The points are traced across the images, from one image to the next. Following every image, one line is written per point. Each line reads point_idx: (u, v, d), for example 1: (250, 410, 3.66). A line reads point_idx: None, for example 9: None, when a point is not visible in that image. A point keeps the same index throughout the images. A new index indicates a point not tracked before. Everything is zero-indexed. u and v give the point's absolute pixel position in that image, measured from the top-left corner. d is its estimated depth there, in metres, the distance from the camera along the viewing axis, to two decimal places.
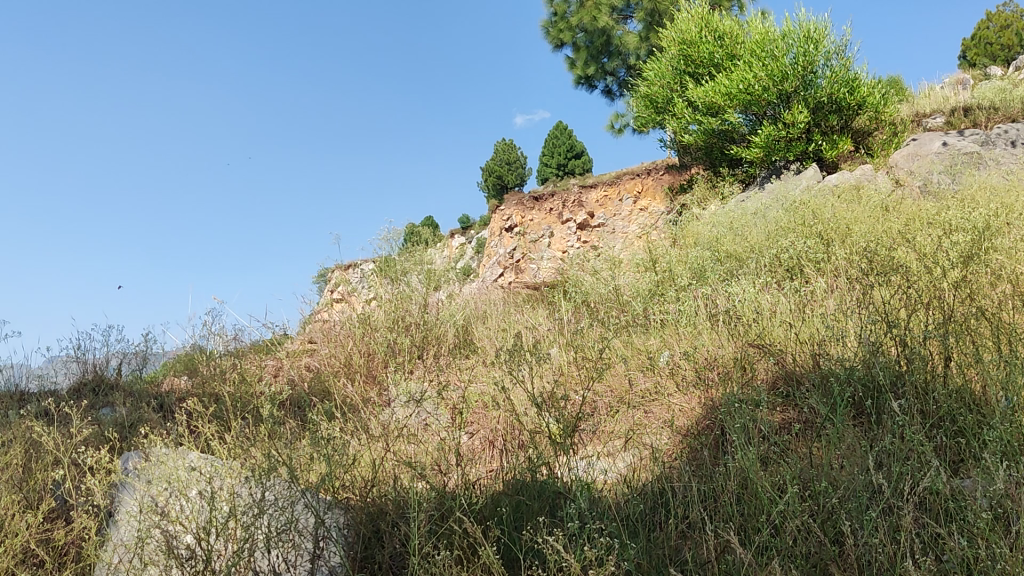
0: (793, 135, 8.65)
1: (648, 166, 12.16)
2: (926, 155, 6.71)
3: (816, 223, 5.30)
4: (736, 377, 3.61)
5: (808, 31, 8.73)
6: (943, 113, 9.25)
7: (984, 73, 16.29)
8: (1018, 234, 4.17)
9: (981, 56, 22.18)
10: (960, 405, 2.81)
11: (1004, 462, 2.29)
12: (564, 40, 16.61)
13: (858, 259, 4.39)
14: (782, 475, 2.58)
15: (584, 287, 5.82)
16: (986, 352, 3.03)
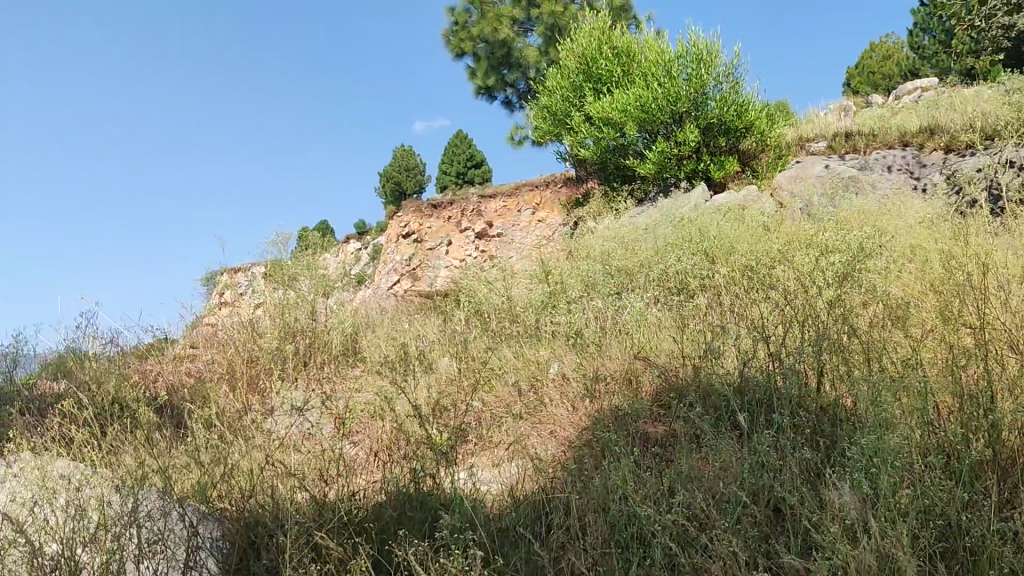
0: (684, 153, 8.87)
1: (548, 177, 12.23)
2: (808, 178, 6.94)
3: (703, 241, 5.44)
4: (622, 392, 3.66)
5: (701, 52, 9.00)
6: (826, 137, 9.60)
7: (866, 100, 17.03)
8: (890, 256, 4.36)
9: (864, 85, 23.24)
10: (830, 420, 2.92)
11: (866, 474, 2.39)
12: (465, 50, 16.66)
13: (740, 273, 4.51)
14: (659, 488, 2.63)
15: (477, 298, 5.84)
16: (856, 368, 3.14)
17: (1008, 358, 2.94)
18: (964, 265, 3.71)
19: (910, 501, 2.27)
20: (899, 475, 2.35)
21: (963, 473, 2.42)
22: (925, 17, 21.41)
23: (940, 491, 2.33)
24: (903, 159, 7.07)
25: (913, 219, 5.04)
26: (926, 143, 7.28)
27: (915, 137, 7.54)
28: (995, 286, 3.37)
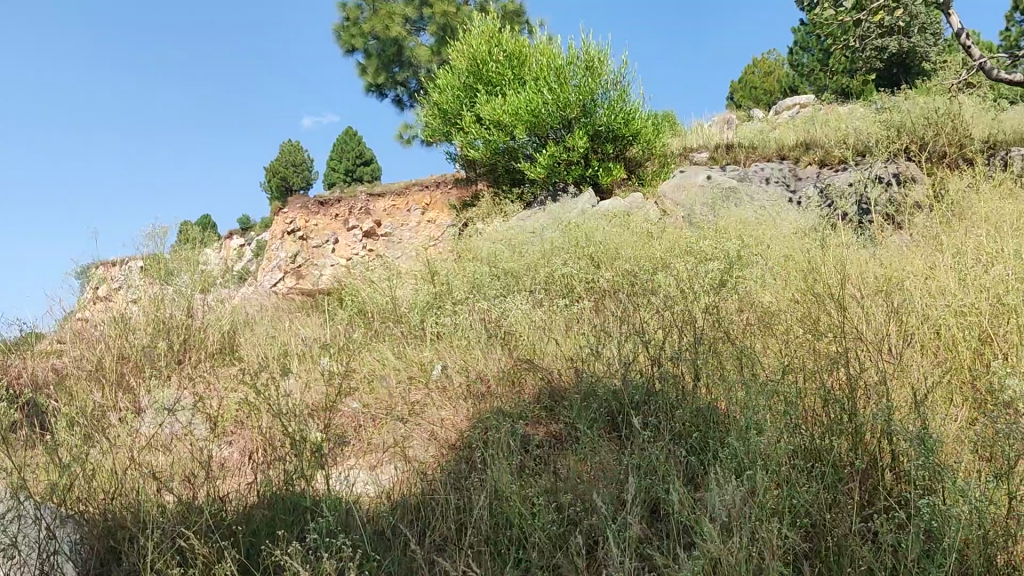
0: (573, 158, 8.96)
1: (438, 177, 12.18)
2: (691, 186, 7.07)
3: (588, 245, 5.49)
4: (504, 394, 3.65)
5: (591, 60, 9.12)
6: (709, 147, 9.82)
7: (748, 113, 17.55)
8: (766, 264, 4.49)
9: (747, 99, 24.00)
10: (704, 424, 2.98)
11: (736, 474, 2.45)
12: (356, 46, 16.45)
13: (623, 277, 4.57)
14: (537, 490, 2.64)
15: (362, 298, 5.75)
16: (731, 372, 3.21)
17: (873, 366, 3.05)
18: (834, 274, 3.84)
19: (779, 502, 2.33)
20: (766, 476, 2.42)
21: (828, 476, 2.51)
22: (805, 36, 22.26)
23: (805, 492, 2.41)
24: (780, 171, 7.29)
25: (788, 229, 5.20)
26: (802, 157, 7.54)
27: (792, 151, 7.81)
28: (862, 296, 3.49)
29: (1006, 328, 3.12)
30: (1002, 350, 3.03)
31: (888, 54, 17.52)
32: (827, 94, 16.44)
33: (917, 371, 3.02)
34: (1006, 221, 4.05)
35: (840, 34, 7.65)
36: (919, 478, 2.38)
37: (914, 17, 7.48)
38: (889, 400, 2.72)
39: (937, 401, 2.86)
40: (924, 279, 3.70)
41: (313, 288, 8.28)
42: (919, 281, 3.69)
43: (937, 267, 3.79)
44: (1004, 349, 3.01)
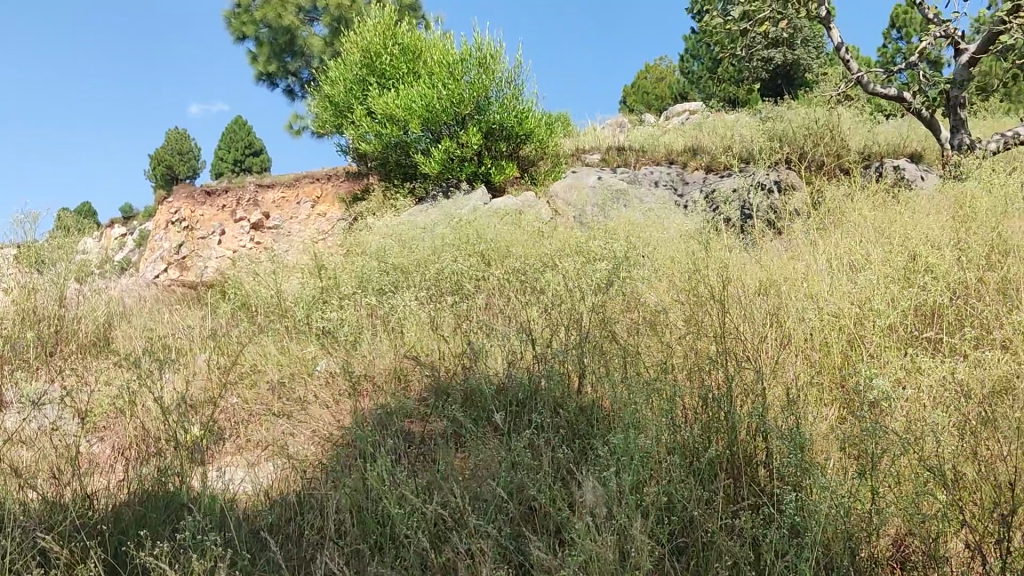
0: (466, 155, 8.95)
1: (329, 170, 11.98)
2: (582, 186, 7.09)
3: (479, 242, 5.47)
4: (389, 391, 3.62)
5: (484, 57, 9.13)
6: (600, 149, 9.95)
7: (639, 117, 17.89)
8: (652, 263, 4.56)
9: (638, 103, 24.54)
10: (586, 421, 3.02)
11: (616, 470, 2.49)
12: (246, 33, 16.06)
13: (512, 273, 4.56)
14: (415, 488, 2.62)
15: (246, 291, 5.62)
16: (614, 370, 3.24)
17: (749, 365, 3.14)
18: (715, 275, 3.93)
19: (653, 500, 2.37)
20: (641, 473, 2.46)
21: (702, 472, 2.57)
22: (695, 44, 22.82)
23: (680, 488, 2.47)
24: (667, 175, 7.42)
25: (674, 232, 5.30)
26: (689, 162, 7.71)
27: (680, 155, 7.99)
28: (741, 297, 3.58)
29: (874, 328, 3.25)
30: (870, 352, 3.15)
31: (772, 65, 18.14)
32: (714, 101, 16.91)
33: (790, 371, 3.11)
34: (876, 228, 4.22)
35: (727, 43, 7.85)
36: (787, 476, 2.46)
37: (797, 30, 7.74)
38: (764, 399, 2.80)
39: (808, 400, 2.96)
40: (799, 282, 3.83)
41: (196, 280, 8.04)
42: (794, 284, 3.82)
43: (812, 271, 3.92)
44: (872, 350, 3.13)
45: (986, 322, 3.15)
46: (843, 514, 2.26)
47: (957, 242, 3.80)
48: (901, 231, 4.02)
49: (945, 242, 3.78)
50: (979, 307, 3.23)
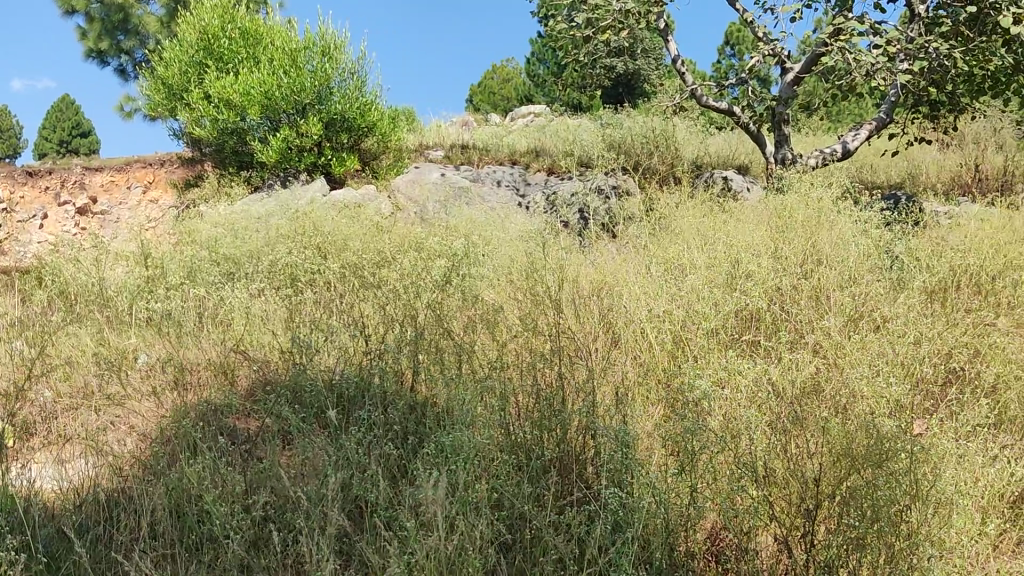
0: (305, 145, 8.75)
1: (161, 155, 11.47)
2: (425, 182, 7.04)
3: (315, 235, 5.33)
4: (215, 385, 3.48)
5: (327, 46, 8.96)
6: (443, 146, 9.95)
7: (486, 117, 18.05)
8: (489, 255, 4.55)
9: (485, 103, 24.80)
10: (417, 418, 2.98)
11: (445, 468, 2.47)
12: (75, 7, 15.18)
13: (347, 267, 4.46)
14: (239, 487, 2.53)
15: (64, 276, 5.28)
16: (448, 366, 3.22)
17: (580, 366, 3.18)
18: (549, 273, 3.97)
19: (482, 497, 2.37)
20: (470, 471, 2.45)
21: (530, 470, 2.59)
22: (541, 49, 23.23)
23: (508, 485, 2.47)
24: (510, 176, 7.40)
25: (514, 228, 5.32)
26: (531, 164, 7.80)
27: (522, 157, 8.07)
28: (573, 297, 3.63)
29: (698, 330, 3.35)
30: (694, 353, 3.26)
31: (614, 74, 18.67)
32: (559, 106, 17.28)
33: (619, 372, 3.18)
34: (703, 235, 4.38)
35: (570, 48, 7.99)
36: (613, 473, 2.51)
37: (637, 40, 7.96)
38: (591, 399, 2.84)
39: (635, 400, 3.03)
40: (630, 284, 3.92)
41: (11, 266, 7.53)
42: (626, 286, 3.91)
43: (643, 274, 4.02)
44: (695, 351, 3.23)
45: (801, 327, 3.31)
46: (663, 509, 2.33)
47: (777, 249, 3.98)
48: (726, 238, 4.19)
49: (765, 250, 3.96)
50: (794, 313, 3.40)
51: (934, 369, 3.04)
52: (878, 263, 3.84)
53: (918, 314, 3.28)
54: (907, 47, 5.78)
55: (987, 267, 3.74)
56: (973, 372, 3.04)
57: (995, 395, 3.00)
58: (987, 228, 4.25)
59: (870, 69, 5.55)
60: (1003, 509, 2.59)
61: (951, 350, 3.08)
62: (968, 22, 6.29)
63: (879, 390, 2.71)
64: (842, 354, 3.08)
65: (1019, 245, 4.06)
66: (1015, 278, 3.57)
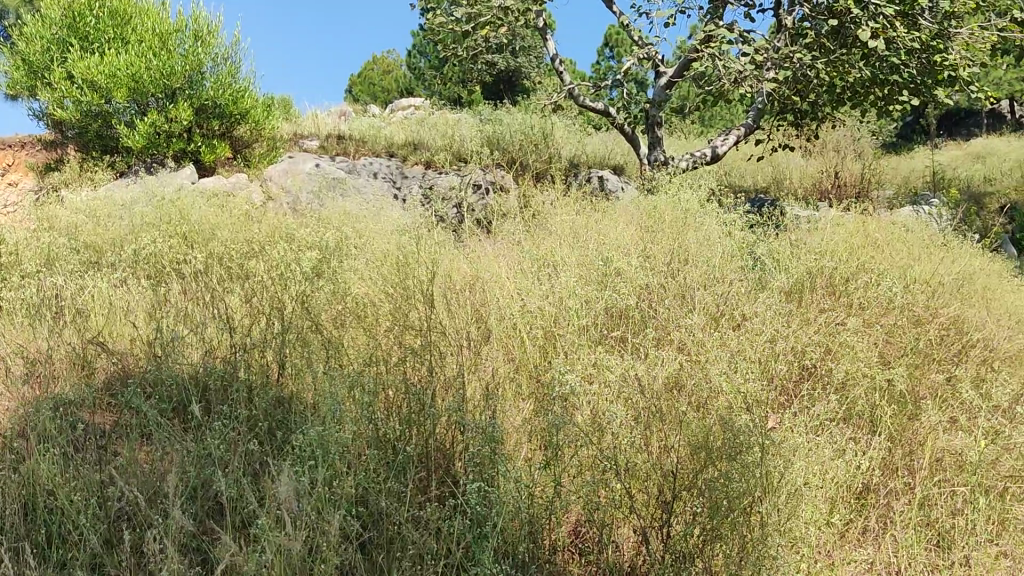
0: (174, 131, 8.47)
1: (19, 139, 10.92)
2: (299, 172, 6.90)
3: (181, 223, 5.16)
4: (69, 377, 3.32)
5: (200, 29, 8.76)
6: (319, 136, 9.79)
7: (365, 108, 17.90)
8: (361, 246, 4.49)
9: (364, 94, 24.59)
10: (280, 412, 2.91)
11: (308, 461, 2.42)
12: None
13: (213, 257, 4.33)
14: (89, 484, 2.41)
15: None
16: (315, 361, 3.16)
17: (450, 360, 3.17)
18: (420, 266, 3.94)
19: (343, 493, 2.33)
20: (334, 465, 2.41)
21: (395, 464, 2.56)
22: (423, 42, 23.19)
23: (373, 479, 2.44)
24: (387, 168, 7.33)
25: (388, 220, 5.26)
26: (408, 157, 7.76)
27: (400, 150, 8.01)
28: (444, 291, 3.62)
29: (567, 326, 3.38)
30: (563, 348, 3.29)
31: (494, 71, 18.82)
32: (439, 101, 17.31)
33: (487, 367, 3.18)
34: (573, 232, 4.43)
35: (449, 42, 7.97)
36: (477, 468, 2.50)
37: (515, 37, 8.01)
38: (458, 394, 2.83)
39: (503, 394, 3.03)
40: (501, 281, 3.93)
41: None
42: (497, 282, 3.91)
43: (514, 271, 4.04)
44: (565, 347, 3.27)
45: (666, 324, 3.39)
46: (525, 502, 2.34)
47: (644, 249, 4.06)
48: (596, 236, 4.25)
49: (634, 250, 4.03)
50: (660, 311, 3.48)
51: (789, 366, 3.15)
52: (740, 264, 3.97)
53: (776, 313, 3.41)
54: (773, 56, 6.00)
55: (839, 269, 3.92)
56: (824, 370, 3.17)
57: (845, 392, 3.14)
58: (841, 232, 4.45)
59: (738, 76, 5.74)
60: (849, 501, 2.71)
61: (804, 348, 3.20)
62: (831, 35, 6.57)
63: (736, 386, 2.79)
64: (703, 351, 3.17)
65: (869, 249, 4.27)
66: (865, 279, 3.75)
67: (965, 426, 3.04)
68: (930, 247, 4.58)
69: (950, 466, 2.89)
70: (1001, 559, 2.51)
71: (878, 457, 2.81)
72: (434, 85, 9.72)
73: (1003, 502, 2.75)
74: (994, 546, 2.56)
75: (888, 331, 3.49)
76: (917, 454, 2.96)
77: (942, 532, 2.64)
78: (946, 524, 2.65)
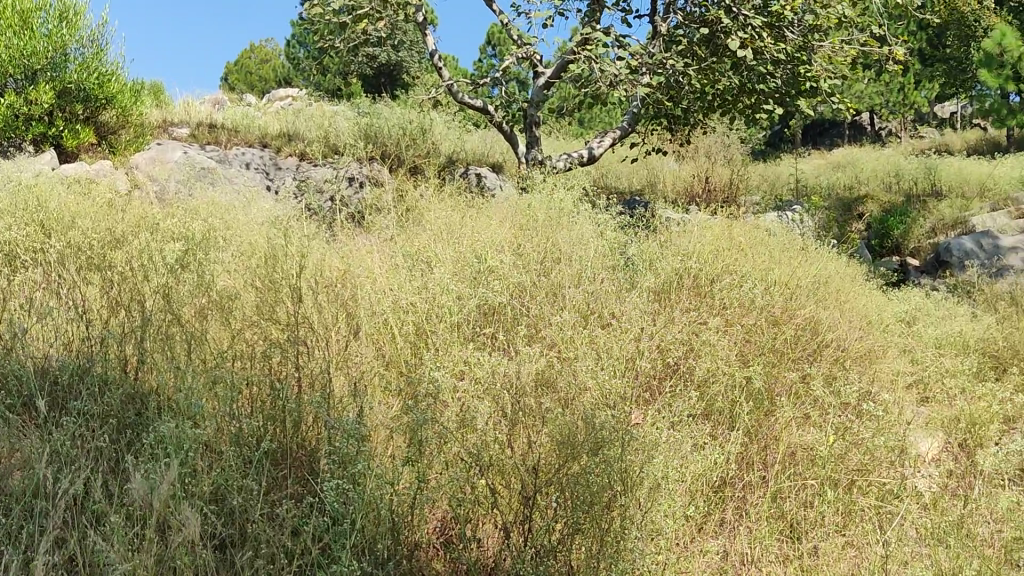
0: (34, 113, 8.04)
1: None
2: (168, 161, 6.68)
3: (38, 210, 4.91)
4: None
5: (64, 10, 8.40)
6: (189, 124, 9.49)
7: (238, 97, 17.56)
8: (228, 237, 4.38)
9: (240, 83, 24.12)
10: (135, 408, 2.81)
11: (166, 458, 2.34)
12: None
13: (69, 245, 4.14)
14: None
15: None
16: (175, 354, 3.06)
17: (317, 355, 3.12)
18: (289, 259, 3.87)
19: (201, 492, 2.26)
20: (192, 463, 2.34)
21: (256, 461, 2.51)
22: (302, 33, 22.90)
23: (232, 475, 2.38)
24: (260, 159, 7.18)
25: (259, 211, 5.15)
26: (282, 148, 7.60)
27: (275, 140, 7.84)
28: (313, 286, 3.57)
29: (438, 323, 3.38)
30: (433, 345, 3.28)
31: (373, 65, 18.76)
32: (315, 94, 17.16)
33: (355, 362, 3.15)
34: (446, 228, 4.43)
35: (328, 34, 7.86)
36: (340, 464, 2.46)
37: (395, 31, 7.95)
38: (323, 391, 2.80)
39: (370, 391, 3.01)
40: (372, 277, 3.90)
41: None
42: (368, 278, 3.87)
43: (386, 266, 4.01)
44: (434, 343, 3.26)
45: (535, 322, 3.42)
46: (387, 499, 2.33)
47: (516, 247, 4.09)
48: (469, 233, 4.26)
49: (507, 247, 4.06)
50: (530, 309, 3.51)
51: (653, 364, 3.23)
52: (610, 263, 4.05)
53: (641, 313, 3.49)
54: (647, 62, 6.16)
55: (704, 271, 4.04)
56: (686, 368, 3.26)
57: (705, 389, 3.23)
58: (707, 235, 4.59)
59: (614, 79, 5.86)
60: (707, 494, 2.79)
61: (667, 346, 3.28)
62: (703, 42, 6.77)
63: (601, 384, 2.84)
64: (570, 348, 3.21)
65: (734, 252, 4.42)
66: (728, 281, 3.88)
67: (817, 422, 3.18)
68: (790, 252, 4.77)
69: (802, 460, 3.01)
70: (846, 548, 2.62)
71: (735, 452, 2.90)
72: (311, 75, 9.55)
73: (850, 494, 2.88)
74: (842, 536, 2.67)
75: (748, 331, 3.62)
76: (772, 449, 3.07)
77: (794, 523, 2.73)
78: (797, 516, 2.75)
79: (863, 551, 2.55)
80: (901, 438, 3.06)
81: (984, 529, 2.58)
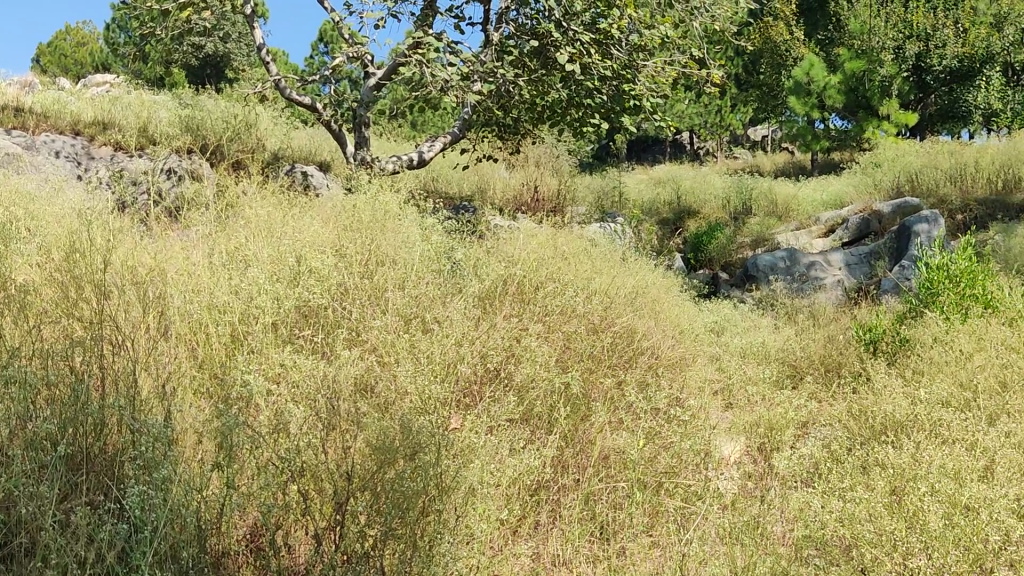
0: None
1: None
2: None
3: None
4: None
5: None
6: None
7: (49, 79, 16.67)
8: (28, 225, 4.13)
9: (53, 65, 22.85)
10: None
11: None
12: None
13: None
14: None
15: None
16: None
17: (123, 355, 2.97)
18: (97, 252, 3.68)
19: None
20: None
21: (51, 466, 2.37)
22: (123, 18, 21.95)
23: (24, 481, 2.24)
24: (71, 147, 6.85)
25: (66, 201, 4.88)
26: (97, 136, 7.22)
27: (90, 126, 7.45)
28: (122, 282, 3.40)
29: (255, 324, 3.29)
30: (249, 347, 3.19)
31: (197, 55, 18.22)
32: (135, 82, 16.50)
33: (165, 363, 3.02)
34: (267, 227, 4.33)
35: (151, 19, 7.53)
36: (144, 471, 2.35)
37: (223, 22, 7.71)
38: (128, 392, 2.67)
39: (180, 394, 2.89)
40: (188, 273, 3.76)
41: None
42: (184, 274, 3.73)
43: (204, 263, 3.88)
44: (250, 345, 3.17)
45: (355, 325, 3.38)
46: (193, 505, 2.24)
47: (339, 249, 4.04)
48: (291, 233, 4.18)
49: (330, 248, 4.00)
50: (351, 312, 3.47)
51: (473, 369, 3.25)
52: (434, 268, 4.05)
53: (463, 318, 3.51)
54: (479, 70, 6.23)
55: (528, 278, 4.11)
56: (504, 373, 3.31)
57: (524, 393, 3.29)
58: (531, 243, 4.67)
59: (444, 85, 5.91)
60: (524, 498, 2.83)
61: (486, 352, 3.32)
62: (534, 54, 6.91)
63: (419, 389, 2.84)
64: (391, 352, 3.20)
65: (557, 260, 4.51)
66: (550, 289, 3.96)
67: (630, 427, 3.29)
68: (609, 262, 4.92)
69: (615, 464, 3.11)
70: (652, 548, 2.72)
71: (551, 456, 2.96)
72: (129, 61, 9.12)
73: (657, 495, 3.00)
74: (648, 536, 2.77)
75: (567, 338, 3.71)
76: (586, 452, 3.16)
77: (604, 523, 2.82)
78: (606, 517, 2.84)
79: (667, 550, 2.66)
80: (706, 443, 3.21)
81: (778, 528, 2.74)
